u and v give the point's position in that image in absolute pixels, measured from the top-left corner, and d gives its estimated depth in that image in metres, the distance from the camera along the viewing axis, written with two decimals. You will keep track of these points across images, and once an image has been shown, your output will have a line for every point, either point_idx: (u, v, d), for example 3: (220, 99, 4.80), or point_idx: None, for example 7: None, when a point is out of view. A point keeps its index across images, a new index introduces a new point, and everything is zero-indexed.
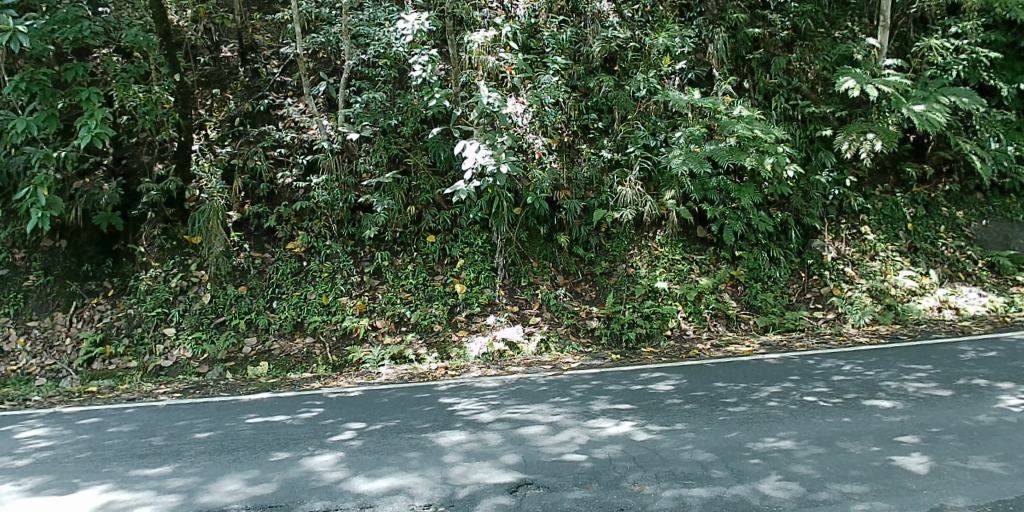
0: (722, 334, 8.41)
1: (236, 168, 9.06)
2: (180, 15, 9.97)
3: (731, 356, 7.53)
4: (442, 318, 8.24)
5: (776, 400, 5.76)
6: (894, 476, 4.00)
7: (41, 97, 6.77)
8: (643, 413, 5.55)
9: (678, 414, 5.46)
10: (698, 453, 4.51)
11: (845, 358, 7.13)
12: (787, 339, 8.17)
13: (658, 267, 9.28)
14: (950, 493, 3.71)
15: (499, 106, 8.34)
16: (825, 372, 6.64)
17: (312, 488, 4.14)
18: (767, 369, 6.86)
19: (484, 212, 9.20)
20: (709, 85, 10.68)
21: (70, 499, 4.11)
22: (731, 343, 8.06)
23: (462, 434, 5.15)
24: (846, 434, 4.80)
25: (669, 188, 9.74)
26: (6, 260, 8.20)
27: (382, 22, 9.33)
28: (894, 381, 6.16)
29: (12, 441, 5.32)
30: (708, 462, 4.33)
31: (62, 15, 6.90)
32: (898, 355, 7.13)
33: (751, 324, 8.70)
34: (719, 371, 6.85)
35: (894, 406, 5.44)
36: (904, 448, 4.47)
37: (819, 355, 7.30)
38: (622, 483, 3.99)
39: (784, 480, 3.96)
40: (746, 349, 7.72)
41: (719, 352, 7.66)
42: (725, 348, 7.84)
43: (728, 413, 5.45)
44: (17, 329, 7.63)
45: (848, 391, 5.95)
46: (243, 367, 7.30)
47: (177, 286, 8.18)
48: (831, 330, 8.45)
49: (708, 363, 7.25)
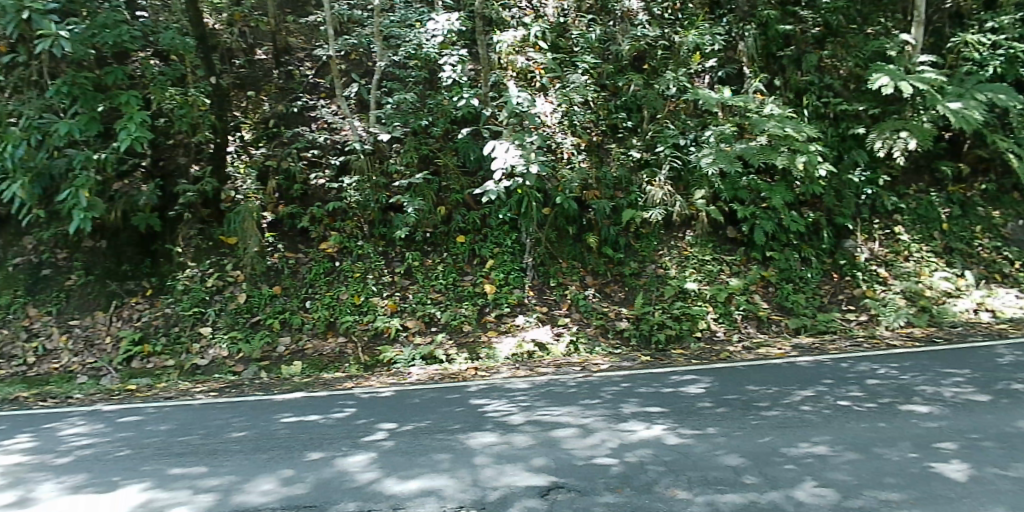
0: (753, 336, 8.30)
1: (270, 170, 9.11)
2: (214, 18, 9.75)
3: (763, 359, 7.42)
4: (471, 319, 8.24)
5: (810, 404, 5.65)
6: (932, 484, 3.87)
7: (83, 101, 6.94)
8: (675, 416, 5.49)
9: (710, 418, 5.39)
10: (731, 457, 4.44)
11: (880, 362, 6.96)
12: (819, 341, 8.02)
13: (688, 267, 9.17)
14: (990, 502, 3.59)
15: (528, 106, 8.23)
16: (859, 375, 6.50)
17: (346, 488, 4.17)
18: (801, 372, 6.73)
19: (514, 212, 9.14)
20: (739, 82, 10.56)
21: (110, 498, 4.18)
22: (762, 345, 7.96)
23: (492, 436, 5.15)
24: (881, 439, 4.68)
25: (700, 188, 9.53)
26: (49, 260, 8.42)
27: (413, 24, 8.59)
28: (931, 385, 6.00)
29: (55, 439, 5.50)
30: (741, 467, 4.25)
31: (102, 19, 6.99)
32: (936, 358, 6.94)
33: (784, 326, 8.59)
34: (751, 374, 6.75)
35: (931, 411, 5.28)
36: (943, 455, 4.34)
37: (852, 358, 7.15)
38: (654, 488, 3.94)
39: (820, 486, 3.87)
40: (779, 351, 7.61)
41: (751, 354, 7.57)
42: (756, 351, 7.74)
43: (760, 417, 5.35)
44: (60, 327, 7.78)
45: (884, 395, 5.81)
46: (278, 366, 7.38)
47: (213, 286, 8.26)
48: (864, 333, 8.28)
49: (739, 366, 7.17)
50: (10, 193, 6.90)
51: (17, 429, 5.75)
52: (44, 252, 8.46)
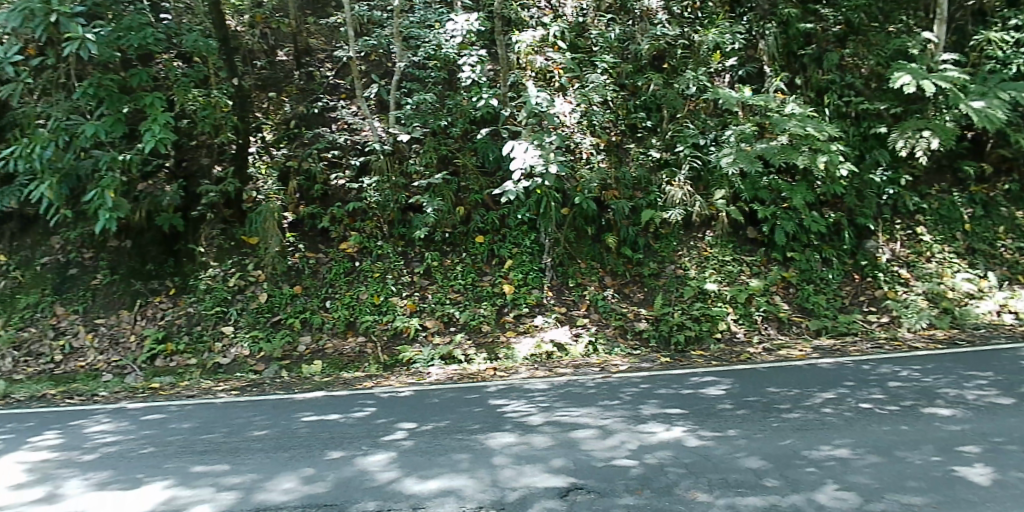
0: (773, 338, 8.19)
1: (291, 170, 9.17)
2: (237, 20, 9.89)
3: (784, 360, 7.33)
4: (490, 319, 8.22)
5: (831, 406, 5.56)
6: (956, 488, 3.79)
7: (109, 103, 7.00)
8: (695, 418, 5.44)
9: (730, 420, 5.33)
10: (751, 460, 4.38)
11: (902, 364, 6.84)
12: (841, 343, 7.91)
13: (708, 268, 9.09)
14: (1015, 507, 3.50)
15: (547, 106, 8.19)
16: (881, 378, 6.40)
17: (365, 488, 4.16)
18: (822, 374, 6.63)
19: (533, 212, 9.11)
20: (760, 82, 10.46)
21: (135, 495, 4.22)
22: (783, 347, 7.86)
23: (511, 437, 5.13)
24: (904, 443, 4.59)
25: (719, 187, 9.43)
26: (76, 259, 8.53)
27: (432, 25, 8.58)
28: (954, 388, 5.88)
29: (81, 436, 5.57)
30: (762, 470, 4.19)
31: (128, 22, 7.05)
32: (958, 360, 6.80)
33: (804, 328, 8.49)
34: (772, 376, 6.67)
35: (954, 414, 5.18)
36: (967, 459, 4.24)
37: (874, 360, 7.04)
38: (674, 490, 3.89)
39: (841, 489, 3.80)
40: (799, 353, 7.52)
41: (771, 355, 7.48)
42: (777, 352, 7.65)
43: (781, 419, 5.28)
44: (86, 326, 7.89)
45: (906, 398, 5.71)
46: (298, 365, 7.42)
47: (235, 285, 8.32)
48: (886, 334, 8.15)
49: (760, 367, 7.09)
50: (39, 194, 7.04)
51: (45, 426, 5.84)
52: (71, 251, 8.60)
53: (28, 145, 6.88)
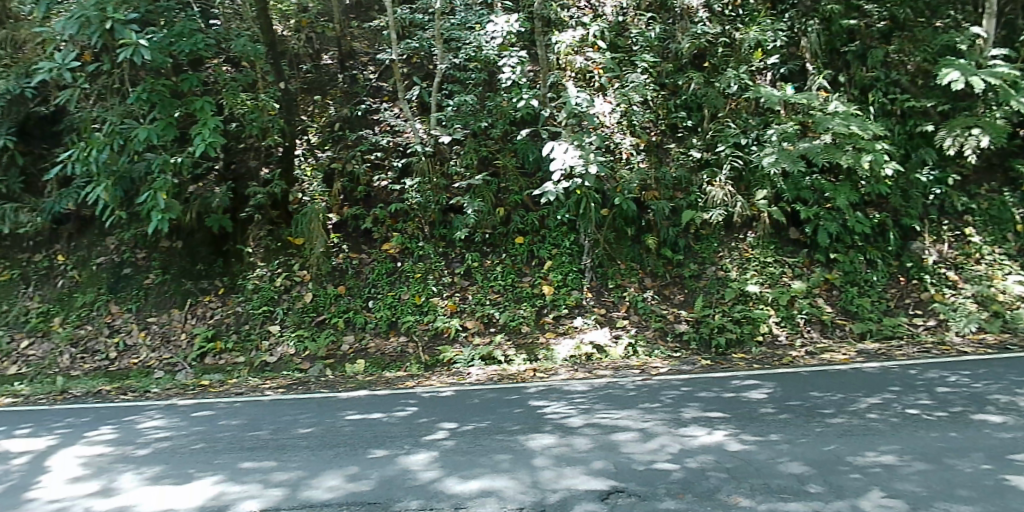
0: (817, 342, 7.99)
1: (336, 172, 9.33)
2: (283, 25, 10.10)
3: (827, 364, 7.17)
4: (529, 320, 8.22)
5: (876, 412, 5.41)
6: (1008, 498, 3.64)
7: (161, 107, 7.18)
8: (736, 422, 5.35)
9: (773, 424, 5.23)
10: (794, 465, 4.29)
11: (951, 369, 6.63)
12: (886, 347, 7.70)
13: (749, 269, 8.93)
14: None
15: (587, 106, 8.15)
16: (929, 383, 6.20)
17: (408, 487, 4.19)
18: (867, 378, 6.47)
19: (573, 213, 9.07)
20: (802, 80, 10.24)
21: (187, 489, 4.32)
22: (827, 350, 7.68)
23: (551, 438, 5.11)
24: (952, 450, 4.45)
25: (762, 188, 9.28)
26: (129, 259, 8.80)
27: (473, 26, 8.54)
28: (1006, 395, 5.67)
29: (135, 431, 5.75)
30: (804, 475, 4.10)
31: (178, 28, 7.23)
32: (1008, 366, 6.57)
33: (848, 331, 8.28)
34: (816, 380, 6.53)
35: (1005, 422, 5.00)
36: (1020, 468, 4.08)
37: (922, 365, 6.83)
38: (717, 495, 3.82)
39: (887, 497, 3.69)
40: (844, 356, 7.34)
41: (815, 359, 7.32)
42: (820, 356, 7.48)
43: (825, 424, 5.16)
44: (139, 324, 8.13)
45: (954, 404, 5.53)
46: (342, 364, 7.51)
47: (282, 285, 8.48)
48: (933, 339, 7.90)
49: (803, 371, 6.95)
50: (96, 196, 7.25)
51: (102, 420, 6.05)
52: (125, 251, 8.89)
53: (86, 148, 7.09)
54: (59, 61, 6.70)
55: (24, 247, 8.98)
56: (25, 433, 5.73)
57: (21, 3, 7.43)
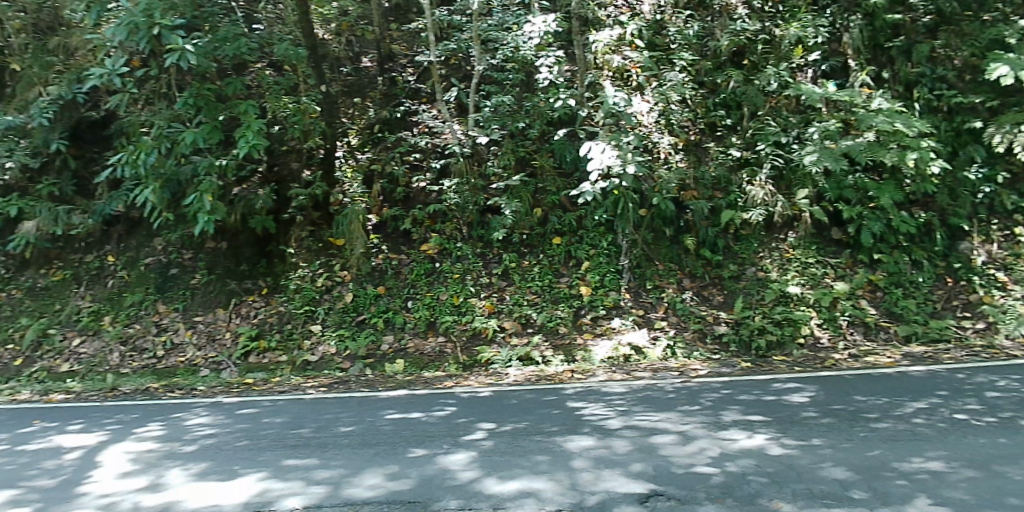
0: (861, 345, 7.77)
1: (375, 174, 9.44)
2: (324, 28, 10.07)
3: (872, 367, 6.97)
4: (567, 321, 8.18)
5: (923, 417, 5.24)
6: None
7: (207, 111, 7.30)
8: (778, 426, 5.23)
9: (816, 429, 5.09)
10: (837, 470, 4.16)
11: (1001, 374, 6.38)
12: (934, 350, 7.44)
13: (791, 270, 8.75)
14: None
15: (625, 105, 8.09)
16: (978, 387, 5.98)
17: (447, 486, 4.18)
18: (913, 383, 6.27)
19: (611, 214, 9.01)
20: (844, 76, 10.02)
21: (232, 486, 4.39)
22: (871, 353, 7.48)
23: (589, 440, 5.06)
24: (1004, 457, 4.26)
25: (804, 187, 9.09)
26: (176, 260, 9.04)
27: (511, 27, 8.54)
28: None
29: (182, 428, 5.87)
30: (848, 481, 3.97)
31: (224, 33, 7.35)
32: None
33: (893, 334, 8.03)
34: (860, 384, 6.35)
35: None
36: None
37: (970, 369, 6.58)
38: (759, 499, 3.73)
39: (935, 505, 3.54)
40: (888, 360, 7.13)
41: (858, 362, 7.13)
42: (864, 359, 7.28)
43: (870, 429, 5.01)
44: (186, 323, 8.32)
45: (1006, 409, 5.31)
46: (382, 364, 7.59)
47: (323, 285, 8.60)
48: (982, 342, 7.62)
49: (846, 374, 6.77)
50: (145, 198, 7.44)
51: (150, 417, 6.20)
52: (172, 252, 9.13)
53: (135, 152, 7.26)
54: (109, 67, 6.81)
55: (77, 248, 9.29)
56: (78, 429, 5.90)
57: (73, 11, 7.65)
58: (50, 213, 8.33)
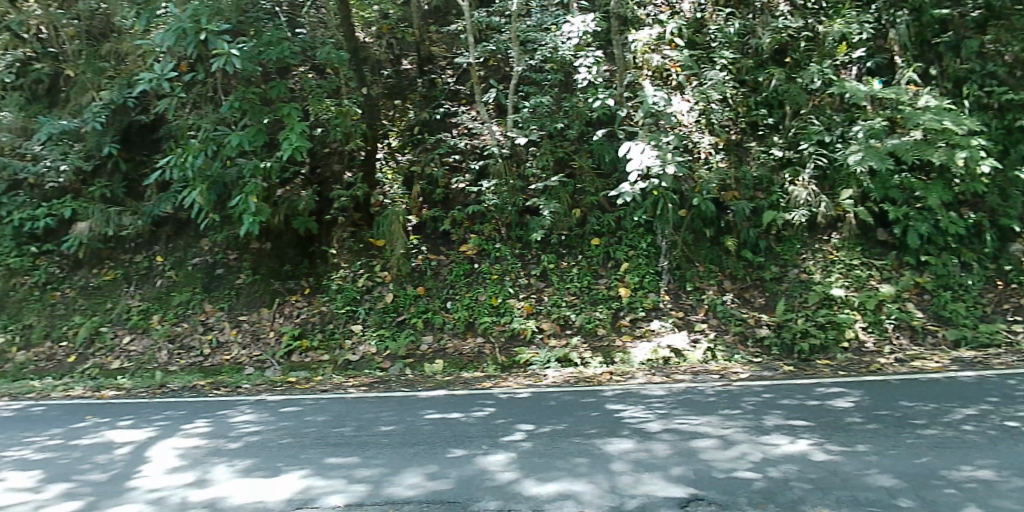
0: (907, 349, 7.52)
1: (415, 175, 9.50)
2: (365, 32, 10.08)
3: (919, 372, 6.74)
4: (606, 322, 8.13)
5: (973, 424, 5.04)
6: None
7: (252, 114, 7.38)
8: (822, 431, 5.09)
9: (861, 435, 4.93)
10: (884, 477, 4.01)
11: None
12: (984, 355, 7.16)
13: (834, 272, 8.54)
14: None
15: (665, 105, 8.00)
16: None
17: (486, 487, 4.16)
18: (962, 389, 6.04)
19: (650, 214, 8.92)
20: (890, 73, 9.78)
21: (276, 483, 4.44)
22: (918, 358, 7.23)
23: (629, 443, 5.00)
24: None
25: (847, 187, 8.90)
26: (222, 260, 9.24)
27: (550, 27, 8.55)
28: None
29: (228, 425, 5.99)
30: (895, 488, 3.83)
31: (268, 37, 7.43)
32: None
33: (940, 338, 7.74)
34: (908, 389, 6.14)
35: None
36: None
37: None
38: (802, 506, 3.62)
39: None
40: (936, 365, 6.88)
41: (904, 367, 6.90)
42: (910, 363, 7.06)
43: (917, 435, 4.84)
44: (231, 322, 8.49)
45: None
46: (421, 364, 7.63)
47: (363, 285, 8.70)
48: None
49: (892, 379, 6.56)
50: (193, 200, 7.62)
51: (197, 414, 6.33)
52: (218, 252, 9.33)
53: (183, 155, 7.41)
54: (158, 72, 6.97)
55: (128, 248, 9.57)
56: (128, 425, 6.05)
57: (124, 18, 7.89)
58: (102, 215, 8.61)
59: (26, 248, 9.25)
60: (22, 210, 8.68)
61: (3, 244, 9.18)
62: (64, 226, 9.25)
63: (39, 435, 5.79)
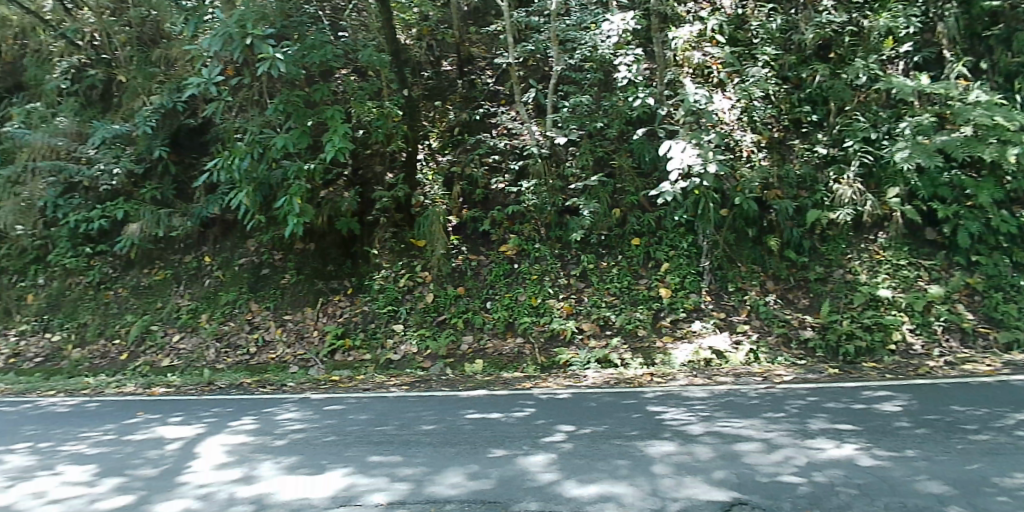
0: (957, 352, 7.25)
1: (455, 176, 9.56)
2: (406, 34, 10.11)
3: (970, 375, 6.48)
4: (646, 323, 8.07)
5: None
6: None
7: (296, 117, 7.51)
8: (868, 436, 4.93)
9: (910, 440, 4.76)
10: (933, 484, 3.86)
11: None
12: None
13: (881, 273, 8.32)
14: None
15: (705, 103, 7.89)
16: None
17: (527, 487, 4.13)
18: (1017, 393, 5.80)
19: (690, 214, 8.83)
20: (938, 68, 9.54)
21: (319, 480, 4.47)
22: (969, 361, 6.95)
23: (670, 445, 4.92)
24: None
25: (894, 185, 8.67)
26: (268, 260, 9.41)
27: (589, 26, 8.51)
28: None
29: (274, 422, 6.08)
30: (945, 495, 3.67)
31: (311, 41, 7.53)
32: None
33: (992, 341, 7.42)
34: (959, 393, 5.92)
35: None
36: None
37: None
38: None
39: None
40: (988, 368, 6.62)
41: (955, 370, 6.66)
42: (961, 366, 6.79)
43: (968, 441, 4.66)
44: (276, 321, 8.65)
45: None
46: (461, 364, 7.66)
47: (404, 285, 8.77)
48: None
49: (942, 382, 6.34)
50: (239, 201, 7.78)
51: (244, 411, 6.44)
52: (264, 253, 9.50)
53: (229, 157, 7.57)
54: (206, 77, 7.10)
55: (177, 249, 9.80)
56: (179, 421, 6.19)
57: (173, 24, 8.11)
58: (152, 216, 8.84)
59: (82, 249, 9.66)
60: (77, 212, 9.00)
61: (60, 245, 9.63)
62: (116, 228, 9.57)
63: (93, 430, 5.95)
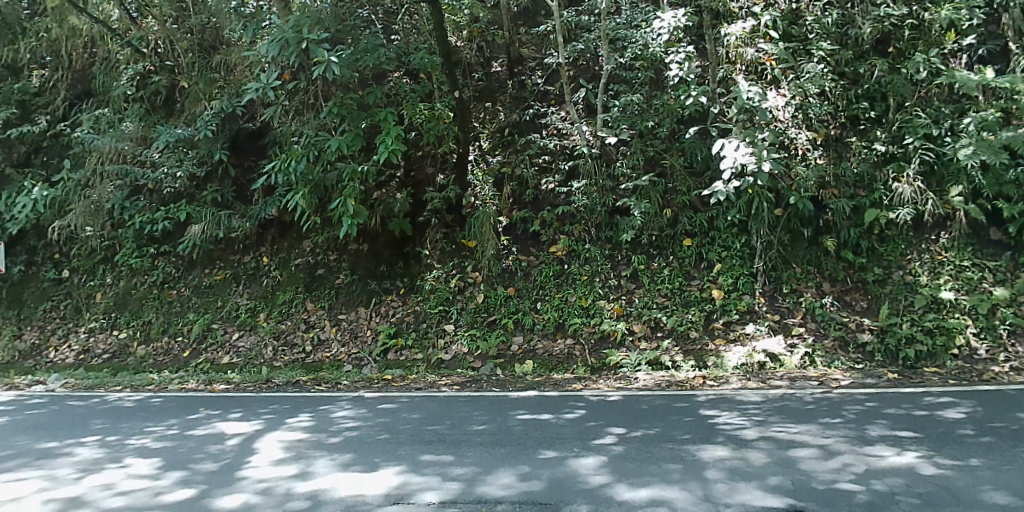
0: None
1: (505, 177, 9.58)
2: (457, 36, 10.23)
3: None
4: (698, 325, 7.96)
5: None
6: None
7: (350, 119, 7.59)
8: (931, 443, 4.73)
9: (975, 448, 4.56)
10: (1000, 495, 3.69)
11: None
12: None
13: (943, 274, 8.03)
14: None
15: (760, 100, 7.75)
16: None
17: (578, 490, 4.10)
18: None
19: (744, 214, 8.70)
20: (1004, 61, 9.08)
21: (372, 478, 4.52)
22: None
23: (724, 450, 4.82)
24: None
25: (956, 183, 8.36)
26: (323, 260, 9.58)
27: (639, 24, 8.45)
28: None
29: (328, 420, 6.18)
30: (1013, 507, 3.50)
31: (365, 45, 7.59)
32: None
33: None
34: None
35: None
36: None
37: None
38: None
39: None
40: None
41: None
42: None
43: None
44: (332, 320, 8.86)
45: None
46: (512, 364, 7.67)
47: (455, 286, 8.85)
48: None
49: (1010, 389, 6.05)
50: (296, 203, 7.98)
51: (299, 409, 6.55)
52: (319, 253, 9.66)
53: (286, 160, 7.77)
54: (264, 81, 7.24)
55: (236, 249, 10.02)
56: (238, 417, 6.33)
57: (233, 31, 8.44)
58: (213, 218, 9.09)
59: (146, 249, 10.05)
60: (144, 214, 9.39)
61: (126, 245, 10.04)
62: (180, 228, 9.96)
63: (158, 425, 6.14)
